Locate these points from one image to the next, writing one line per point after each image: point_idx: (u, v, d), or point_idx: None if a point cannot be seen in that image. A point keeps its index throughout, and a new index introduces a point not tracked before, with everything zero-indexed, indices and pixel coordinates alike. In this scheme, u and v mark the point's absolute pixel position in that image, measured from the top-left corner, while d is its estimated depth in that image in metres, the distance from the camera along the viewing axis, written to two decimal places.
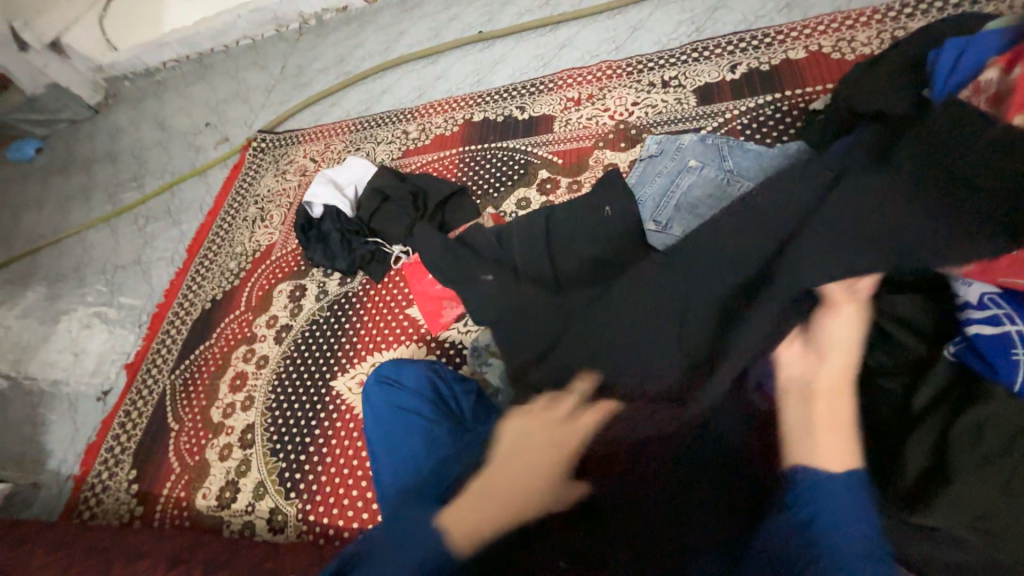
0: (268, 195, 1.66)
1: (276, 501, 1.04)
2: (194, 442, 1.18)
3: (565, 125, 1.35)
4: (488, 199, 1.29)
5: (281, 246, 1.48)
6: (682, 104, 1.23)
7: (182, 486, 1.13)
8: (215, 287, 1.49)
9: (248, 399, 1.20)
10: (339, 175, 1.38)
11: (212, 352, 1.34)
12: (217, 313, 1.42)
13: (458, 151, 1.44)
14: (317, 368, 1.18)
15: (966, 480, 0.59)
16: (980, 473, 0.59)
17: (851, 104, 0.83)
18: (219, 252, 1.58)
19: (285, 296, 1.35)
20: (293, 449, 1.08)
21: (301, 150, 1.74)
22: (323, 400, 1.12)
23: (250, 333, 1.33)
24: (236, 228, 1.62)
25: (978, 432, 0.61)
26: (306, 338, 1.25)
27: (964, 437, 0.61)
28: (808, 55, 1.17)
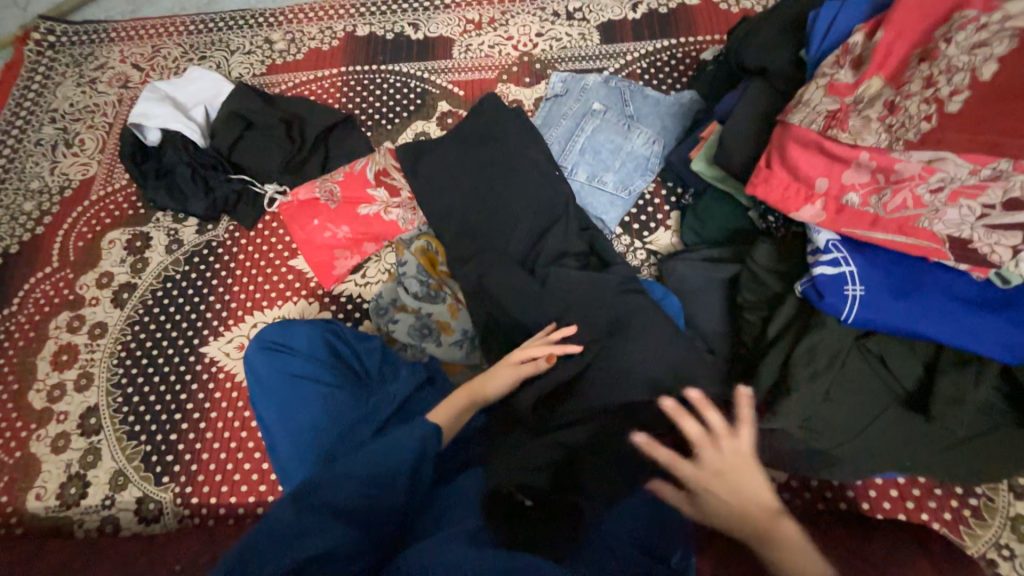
0: (71, 112, 1.25)
1: (143, 488, 0.88)
2: (9, 436, 0.93)
3: (465, 52, 1.21)
4: (382, 133, 1.13)
5: (104, 182, 1.14)
6: (587, 41, 1.18)
7: (1, 490, 0.90)
8: (5, 237, 1.12)
9: (84, 376, 0.97)
10: (181, 91, 1.08)
11: (17, 321, 1.03)
12: (16, 272, 1.08)
13: (339, 70, 1.21)
14: (180, 334, 0.99)
15: (836, 408, 0.64)
16: (822, 406, 0.64)
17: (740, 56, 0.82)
18: (3, 189, 1.17)
19: (120, 247, 1.07)
20: (158, 429, 0.91)
21: (116, 53, 1.31)
22: (192, 369, 0.95)
23: (72, 295, 1.04)
24: (27, 156, 1.20)
25: (811, 354, 0.64)
26: (159, 299, 1.02)
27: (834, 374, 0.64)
28: (701, 2, 1.19)
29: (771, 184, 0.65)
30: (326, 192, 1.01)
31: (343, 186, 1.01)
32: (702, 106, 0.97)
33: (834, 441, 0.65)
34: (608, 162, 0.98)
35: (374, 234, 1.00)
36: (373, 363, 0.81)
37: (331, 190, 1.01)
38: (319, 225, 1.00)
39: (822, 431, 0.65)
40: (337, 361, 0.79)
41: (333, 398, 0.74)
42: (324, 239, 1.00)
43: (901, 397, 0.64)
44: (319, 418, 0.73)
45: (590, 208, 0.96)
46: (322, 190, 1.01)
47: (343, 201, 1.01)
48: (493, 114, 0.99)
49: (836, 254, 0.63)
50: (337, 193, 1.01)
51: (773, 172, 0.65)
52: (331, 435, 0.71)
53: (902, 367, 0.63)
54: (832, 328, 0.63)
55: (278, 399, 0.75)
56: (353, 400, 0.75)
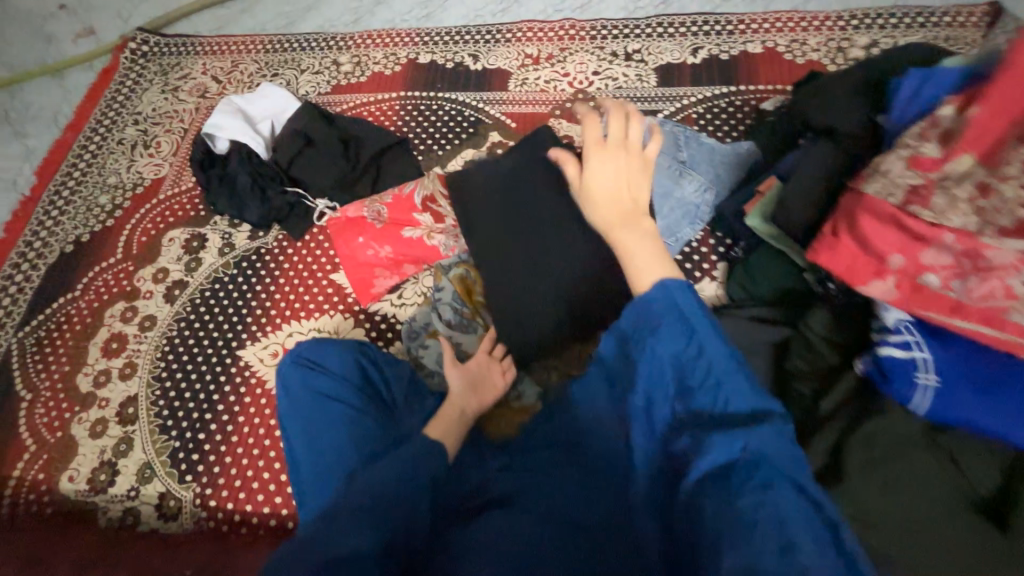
0: (153, 116, 1.35)
1: (166, 484, 0.90)
2: (55, 415, 0.99)
3: (520, 85, 1.23)
4: (432, 158, 1.16)
5: (172, 182, 1.22)
6: (643, 82, 1.18)
7: (39, 467, 0.94)
8: (80, 226, 1.20)
9: (129, 366, 1.01)
10: (252, 106, 1.15)
11: (78, 306, 1.10)
12: (84, 260, 1.15)
13: (399, 95, 1.26)
14: (220, 335, 1.02)
15: (894, 503, 0.59)
16: (877, 495, 0.59)
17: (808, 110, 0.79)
18: (85, 182, 1.27)
19: (178, 245, 1.13)
20: (188, 427, 0.94)
21: (199, 65, 1.42)
22: (227, 371, 0.98)
23: (129, 287, 1.10)
24: (109, 153, 1.30)
25: (871, 442, 0.61)
26: (205, 299, 1.06)
27: (891, 463, 0.60)
28: (764, 51, 1.17)
29: (838, 254, 0.61)
30: (375, 212, 1.03)
31: (392, 208, 1.03)
32: (759, 158, 0.95)
33: (897, 544, 0.57)
34: (655, 207, 0.96)
35: (416, 257, 1.01)
36: (401, 392, 0.81)
37: (378, 209, 1.03)
38: (365, 244, 1.02)
39: (879, 527, 0.58)
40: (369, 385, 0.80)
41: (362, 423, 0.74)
42: (367, 257, 1.02)
43: (972, 502, 0.57)
44: (346, 437, 0.73)
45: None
46: (371, 210, 1.03)
47: (390, 222, 1.02)
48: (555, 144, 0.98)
49: (908, 338, 0.61)
50: (386, 214, 1.03)
51: (841, 241, 0.61)
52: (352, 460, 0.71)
53: (975, 470, 0.58)
54: (896, 418, 0.61)
55: (304, 417, 0.76)
56: (380, 428, 0.75)
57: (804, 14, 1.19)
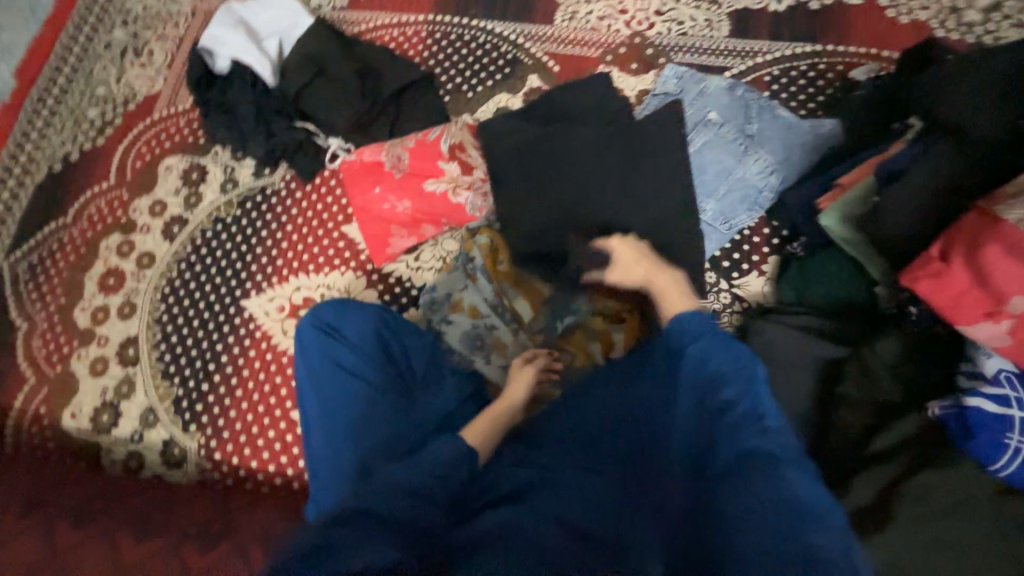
0: (143, 17, 1.17)
1: (171, 431, 0.88)
2: (52, 348, 0.95)
3: (568, 20, 1.05)
4: (460, 101, 1.02)
5: (167, 101, 1.09)
6: (713, 31, 1.01)
7: (40, 400, 0.92)
8: (67, 143, 1.09)
9: (127, 305, 0.96)
10: (255, 17, 0.99)
11: (70, 234, 1.02)
12: (74, 183, 1.06)
13: (425, 18, 1.08)
14: (222, 282, 0.95)
15: (941, 559, 0.58)
16: (923, 551, 0.59)
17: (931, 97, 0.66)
18: (70, 90, 1.13)
19: (176, 176, 1.03)
20: (191, 375, 0.91)
21: None
22: (230, 321, 0.93)
23: (124, 218, 1.02)
24: (96, 59, 1.15)
25: (925, 493, 0.61)
26: (206, 240, 0.99)
27: (937, 515, 0.60)
28: (864, 3, 0.98)
29: (942, 283, 0.57)
30: (394, 157, 0.92)
31: (414, 154, 0.92)
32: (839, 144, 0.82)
33: None
34: (711, 187, 0.85)
35: (438, 214, 0.91)
36: (419, 366, 0.77)
37: (399, 155, 0.92)
38: (383, 194, 0.92)
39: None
40: (387, 358, 0.75)
41: (379, 398, 0.70)
42: (386, 210, 0.92)
43: None
44: (365, 412, 0.69)
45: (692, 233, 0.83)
46: (391, 154, 0.92)
47: (412, 170, 0.92)
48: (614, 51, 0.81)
49: (1007, 391, 0.60)
50: (407, 159, 0.92)
51: (950, 269, 0.57)
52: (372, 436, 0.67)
53: None
54: (956, 471, 0.61)
55: (321, 387, 0.72)
56: (401, 405, 0.71)
57: None
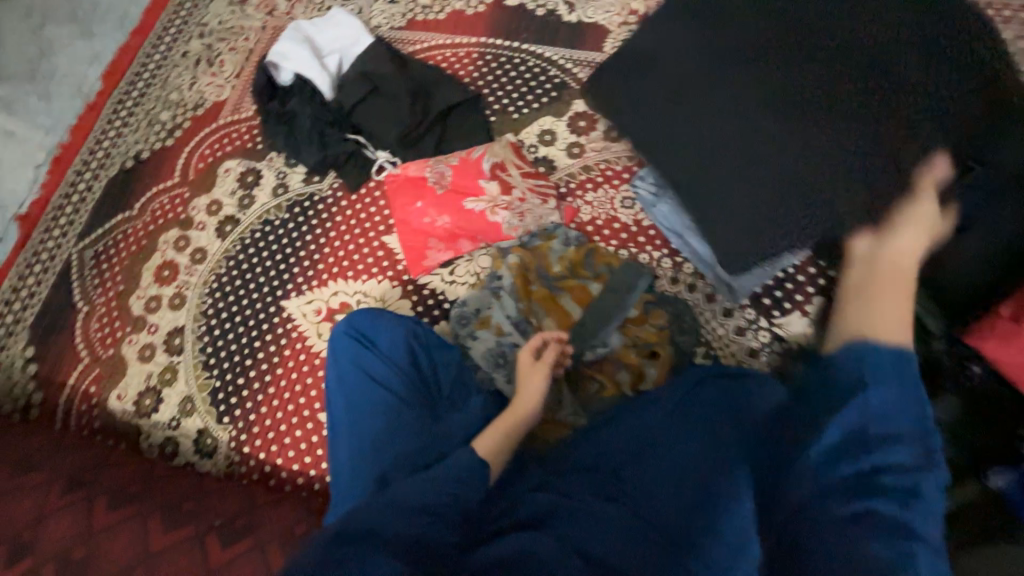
0: (218, 30, 1.27)
1: (205, 421, 0.92)
2: (107, 332, 1.01)
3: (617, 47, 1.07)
4: (505, 121, 1.04)
5: (232, 108, 1.16)
6: None
7: (91, 380, 0.98)
8: (140, 142, 1.18)
9: (178, 296, 1.02)
10: (320, 35, 1.05)
11: (134, 227, 1.09)
12: (142, 179, 1.14)
13: (478, 41, 1.12)
14: (266, 281, 1.00)
15: None
16: None
17: None
18: (148, 94, 1.23)
19: (233, 178, 1.09)
20: (229, 368, 0.94)
21: None
22: (270, 319, 0.97)
23: (183, 215, 1.09)
24: (173, 67, 1.25)
25: None
26: (255, 240, 1.03)
27: None
28: None
29: None
30: (438, 173, 0.96)
31: (457, 172, 0.95)
32: None
33: None
34: None
35: (474, 231, 0.93)
36: (448, 382, 0.77)
37: (442, 172, 0.95)
38: (424, 208, 0.95)
39: None
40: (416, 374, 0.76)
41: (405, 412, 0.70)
42: (425, 224, 0.95)
43: None
44: (393, 423, 0.69)
45: (738, 266, 0.80)
46: (435, 170, 0.96)
47: (454, 187, 0.94)
48: (676, 73, 0.82)
49: None
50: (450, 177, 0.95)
51: None
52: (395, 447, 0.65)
53: None
54: None
55: (350, 394, 0.73)
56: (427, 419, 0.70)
57: None
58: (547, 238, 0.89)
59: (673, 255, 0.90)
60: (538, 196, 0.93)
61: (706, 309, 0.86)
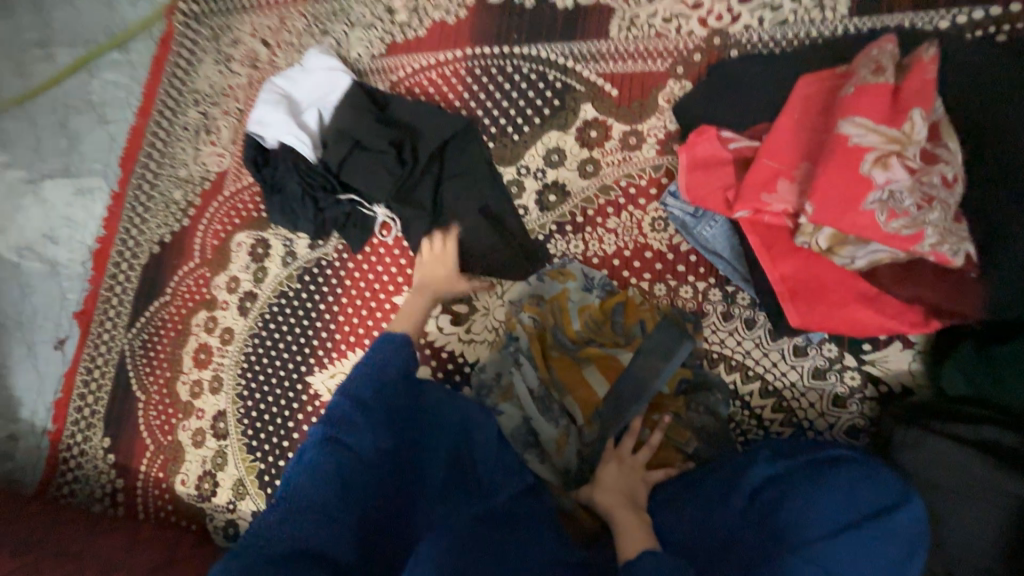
0: (212, 94, 1.24)
1: (257, 504, 0.94)
2: (164, 419, 1.07)
3: (628, 27, 0.88)
4: (506, 145, 0.91)
5: (234, 177, 1.14)
6: (825, 10, 0.77)
7: (158, 467, 1.05)
8: (161, 225, 1.21)
9: (216, 379, 1.04)
10: (298, 87, 0.98)
11: (170, 312, 1.13)
12: (169, 263, 1.17)
13: (465, 54, 0.98)
14: (290, 359, 0.98)
15: None
16: None
17: None
18: (161, 174, 1.25)
19: (246, 251, 1.08)
20: (270, 451, 0.96)
21: (248, 25, 1.24)
22: (300, 398, 0.96)
23: (209, 295, 1.10)
24: (177, 141, 1.25)
25: None
26: (275, 315, 1.02)
27: None
28: None
29: None
30: (952, 163, 0.54)
31: (924, 71, 0.54)
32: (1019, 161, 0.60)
33: None
34: None
35: (762, 225, 0.63)
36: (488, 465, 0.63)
37: (872, 212, 0.53)
38: (756, 206, 0.60)
39: None
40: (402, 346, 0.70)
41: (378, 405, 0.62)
42: (765, 223, 0.62)
43: None
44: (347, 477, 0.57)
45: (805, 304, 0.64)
46: (929, 207, 0.52)
47: (902, 237, 0.53)
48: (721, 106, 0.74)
49: None
50: (927, 206, 0.52)
51: None
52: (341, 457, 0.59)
53: None
54: None
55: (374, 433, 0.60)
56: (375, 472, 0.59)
57: None
58: (561, 279, 0.78)
59: (722, 283, 0.74)
60: (720, 144, 0.66)
61: (771, 348, 0.70)
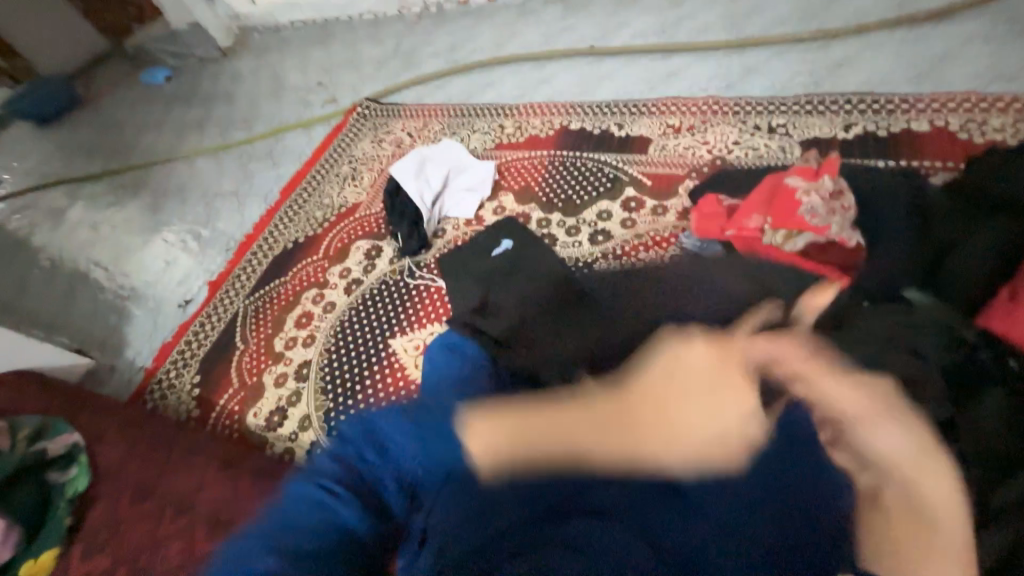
0: (362, 158, 1.77)
1: (318, 435, 1.12)
2: (254, 364, 1.29)
3: (660, 150, 1.36)
4: (570, 205, 1.32)
5: (364, 207, 1.58)
6: (786, 155, 1.23)
7: (236, 402, 1.24)
8: (299, 232, 1.61)
9: (310, 337, 1.29)
10: (435, 157, 1.48)
11: (285, 288, 1.44)
12: (296, 255, 1.53)
13: (550, 153, 1.47)
14: (377, 327, 1.25)
15: None
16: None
17: (984, 194, 0.84)
18: (309, 200, 1.70)
19: (361, 252, 1.44)
20: (342, 393, 1.16)
21: (400, 124, 1.82)
22: (378, 354, 1.19)
23: (322, 279, 1.42)
24: (328, 182, 1.74)
25: None
26: (373, 295, 1.32)
27: None
28: (933, 129, 1.15)
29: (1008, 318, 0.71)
30: (849, 197, 0.91)
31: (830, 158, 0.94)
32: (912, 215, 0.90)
33: None
34: None
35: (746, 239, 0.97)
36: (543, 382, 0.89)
37: (802, 216, 0.90)
38: (739, 225, 0.96)
39: None
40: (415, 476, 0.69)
41: (350, 502, 0.66)
42: (751, 234, 0.95)
43: None
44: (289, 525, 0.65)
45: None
46: (833, 215, 0.89)
47: (819, 227, 0.89)
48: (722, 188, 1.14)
49: None
50: (831, 214, 0.89)
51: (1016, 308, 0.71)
52: (319, 535, 0.64)
53: None
54: None
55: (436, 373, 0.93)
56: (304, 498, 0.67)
57: (980, 95, 1.16)
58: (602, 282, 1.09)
59: None
60: (719, 200, 1.04)
61: None
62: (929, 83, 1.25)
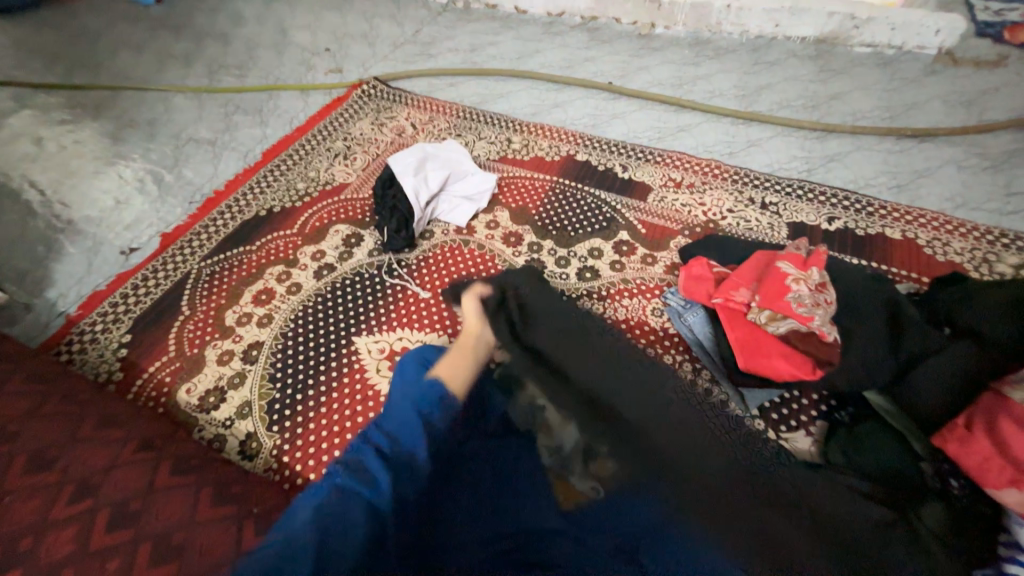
0: (359, 137, 1.69)
1: (256, 426, 1.03)
2: (198, 334, 1.18)
3: (658, 201, 1.38)
4: (564, 235, 1.31)
5: (352, 190, 1.50)
6: (773, 233, 1.29)
7: (168, 372, 1.12)
8: (276, 200, 1.50)
9: (267, 316, 1.20)
10: (437, 153, 1.41)
11: (248, 258, 1.34)
12: (267, 225, 1.43)
13: (552, 179, 1.46)
14: (343, 320, 1.18)
15: None
16: None
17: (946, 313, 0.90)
18: (292, 168, 1.60)
19: (339, 237, 1.36)
20: (292, 385, 1.08)
21: (405, 112, 1.76)
22: (339, 350, 1.12)
23: (291, 257, 1.33)
24: (317, 154, 1.64)
25: None
26: (345, 286, 1.25)
27: None
28: (903, 239, 1.24)
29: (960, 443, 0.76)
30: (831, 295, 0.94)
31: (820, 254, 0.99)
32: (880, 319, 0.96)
33: None
34: None
35: (731, 310, 0.98)
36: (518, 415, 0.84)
37: (789, 302, 0.92)
38: (728, 295, 0.97)
39: None
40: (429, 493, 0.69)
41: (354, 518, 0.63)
42: (736, 307, 0.97)
43: None
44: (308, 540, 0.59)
45: (753, 376, 0.93)
46: (818, 306, 0.91)
47: (803, 316, 0.90)
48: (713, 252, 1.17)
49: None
50: (816, 306, 0.91)
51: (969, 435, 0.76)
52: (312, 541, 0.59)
53: None
54: None
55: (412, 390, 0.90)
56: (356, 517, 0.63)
57: (945, 218, 1.28)
58: None
59: (693, 361, 1.05)
60: (712, 266, 1.07)
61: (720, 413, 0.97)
62: (906, 194, 1.35)
